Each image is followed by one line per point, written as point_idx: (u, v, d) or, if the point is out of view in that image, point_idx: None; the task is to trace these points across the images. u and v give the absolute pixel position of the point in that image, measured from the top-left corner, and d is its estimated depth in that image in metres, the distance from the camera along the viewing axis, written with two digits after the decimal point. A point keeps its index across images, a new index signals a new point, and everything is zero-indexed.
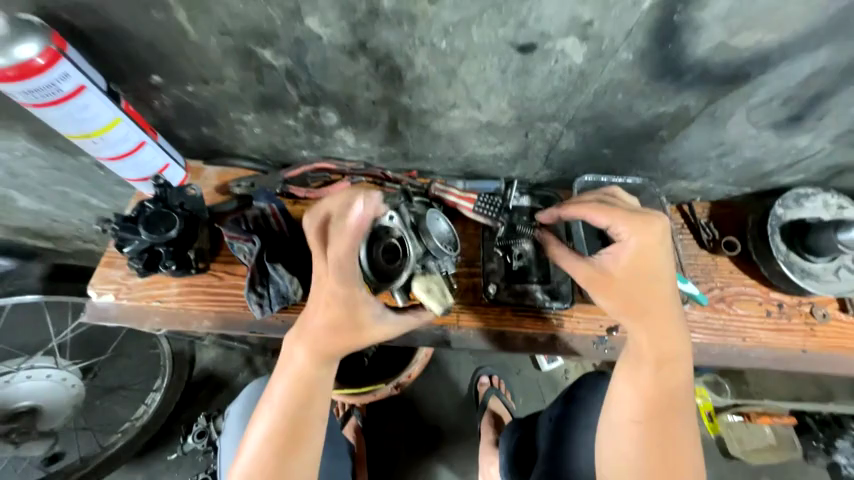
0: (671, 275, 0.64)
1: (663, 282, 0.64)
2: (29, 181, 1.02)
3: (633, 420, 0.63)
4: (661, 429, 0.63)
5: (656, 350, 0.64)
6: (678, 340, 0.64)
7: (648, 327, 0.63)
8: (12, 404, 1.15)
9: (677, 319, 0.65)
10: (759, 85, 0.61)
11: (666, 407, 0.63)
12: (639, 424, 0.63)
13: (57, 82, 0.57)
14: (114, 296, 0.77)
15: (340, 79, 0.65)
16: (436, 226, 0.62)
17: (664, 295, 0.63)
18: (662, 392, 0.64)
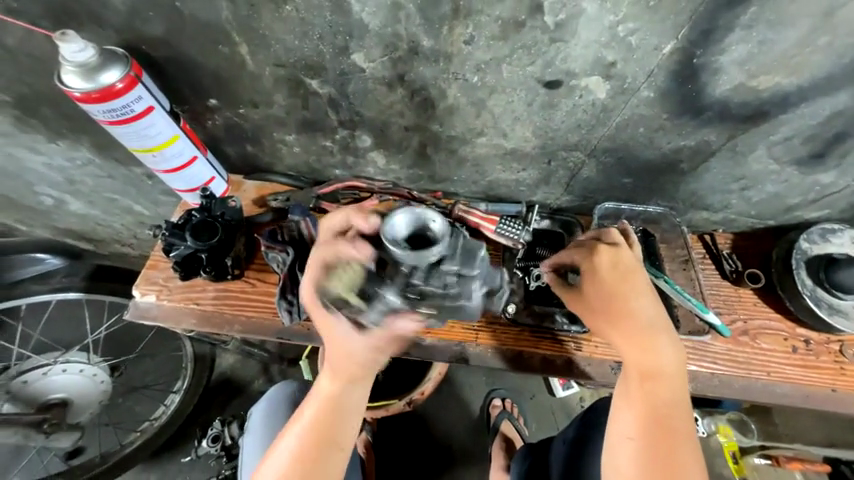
0: (646, 292, 0.65)
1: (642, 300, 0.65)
2: (83, 188, 1.12)
3: (627, 438, 0.62)
4: (657, 449, 0.60)
5: (642, 366, 0.64)
6: (664, 356, 0.63)
7: (629, 343, 0.64)
8: (46, 396, 1.22)
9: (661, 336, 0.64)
10: (779, 123, 0.64)
11: (662, 427, 0.61)
12: (633, 443, 0.62)
13: (131, 104, 0.65)
14: (156, 296, 0.82)
15: (377, 107, 0.71)
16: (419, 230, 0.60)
17: (640, 310, 0.64)
18: (655, 413, 0.62)
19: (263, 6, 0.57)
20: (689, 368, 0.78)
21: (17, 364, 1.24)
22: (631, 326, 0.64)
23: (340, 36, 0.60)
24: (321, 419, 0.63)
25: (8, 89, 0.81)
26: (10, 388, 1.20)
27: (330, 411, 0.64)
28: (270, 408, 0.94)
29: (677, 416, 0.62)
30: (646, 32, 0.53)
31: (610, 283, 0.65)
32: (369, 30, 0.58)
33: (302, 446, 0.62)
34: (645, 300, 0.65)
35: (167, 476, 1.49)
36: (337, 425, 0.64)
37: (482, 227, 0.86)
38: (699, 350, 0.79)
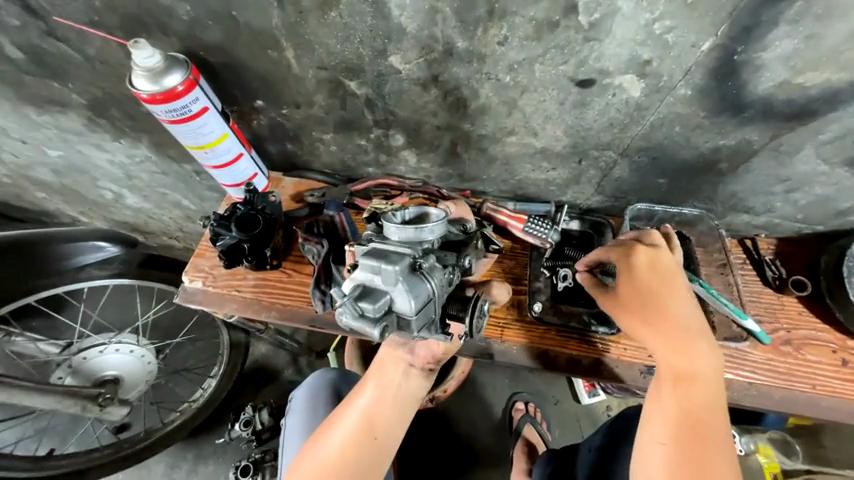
0: (683, 294, 0.65)
1: (679, 300, 0.65)
2: (140, 183, 1.22)
3: (661, 442, 0.59)
4: (692, 455, 0.58)
5: (674, 366, 0.62)
6: (702, 359, 0.62)
7: (666, 343, 0.62)
8: (101, 372, 1.34)
9: (695, 337, 0.63)
10: (828, 122, 0.61)
11: (698, 433, 0.59)
12: (666, 447, 0.59)
13: (189, 104, 0.72)
14: (203, 282, 0.89)
15: (411, 107, 0.74)
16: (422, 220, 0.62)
17: (676, 311, 0.64)
18: (690, 418, 0.60)
19: (310, 13, 0.62)
20: (725, 376, 0.75)
21: (78, 342, 1.36)
22: (668, 325, 0.63)
23: (379, 40, 0.63)
24: (371, 409, 0.68)
25: (83, 92, 0.90)
26: (71, 363, 1.32)
27: (382, 402, 0.68)
28: (310, 392, 0.99)
29: (713, 424, 0.60)
30: (684, 30, 0.53)
31: (648, 281, 0.65)
32: (407, 33, 0.61)
33: (352, 433, 0.66)
34: (683, 301, 0.65)
35: (202, 455, 1.58)
36: (385, 418, 0.68)
37: (510, 225, 0.86)
38: (737, 358, 0.77)
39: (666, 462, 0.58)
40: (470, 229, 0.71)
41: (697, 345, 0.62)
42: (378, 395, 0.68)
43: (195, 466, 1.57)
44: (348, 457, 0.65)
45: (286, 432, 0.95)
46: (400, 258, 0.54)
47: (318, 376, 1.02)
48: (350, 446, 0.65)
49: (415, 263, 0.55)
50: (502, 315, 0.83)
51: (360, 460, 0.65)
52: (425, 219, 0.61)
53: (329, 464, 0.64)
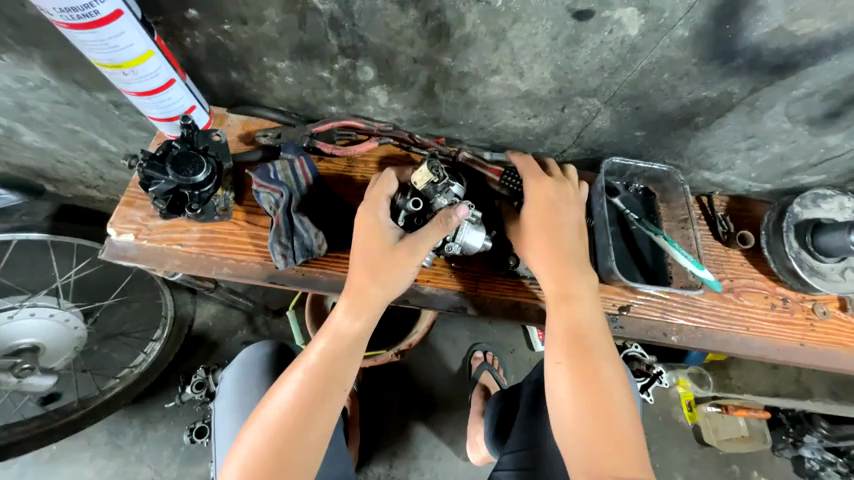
0: (570, 217, 0.73)
1: (556, 214, 0.72)
2: (39, 116, 0.99)
3: (556, 363, 0.66)
4: (589, 388, 0.63)
5: (556, 287, 0.70)
6: (578, 280, 0.70)
7: (560, 290, 0.69)
8: (14, 340, 1.15)
9: (576, 257, 0.71)
10: (805, 77, 0.62)
11: (582, 347, 0.66)
12: (563, 367, 0.65)
13: (94, 4, 0.54)
14: (134, 236, 0.76)
15: (385, 32, 0.63)
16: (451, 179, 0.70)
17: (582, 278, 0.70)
18: (573, 331, 0.67)
19: None
20: (676, 321, 0.82)
21: None
22: (563, 263, 0.70)
23: None
24: (323, 367, 0.65)
25: None
26: None
27: (337, 357, 0.66)
28: (241, 370, 0.88)
29: (605, 366, 0.65)
30: None
31: (539, 210, 0.72)
32: None
33: (304, 392, 0.63)
34: (559, 214, 0.72)
35: (151, 420, 1.49)
36: (339, 374, 0.65)
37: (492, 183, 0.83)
38: (687, 304, 0.83)
39: (569, 392, 0.64)
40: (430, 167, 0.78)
41: (563, 251, 0.71)
42: (330, 350, 0.66)
43: (143, 431, 1.48)
44: (298, 419, 0.61)
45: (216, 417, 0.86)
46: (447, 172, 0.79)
47: (250, 352, 0.90)
48: (299, 410, 0.62)
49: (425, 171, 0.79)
50: (476, 269, 0.81)
51: (313, 419, 0.62)
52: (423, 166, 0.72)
53: (277, 429, 0.60)
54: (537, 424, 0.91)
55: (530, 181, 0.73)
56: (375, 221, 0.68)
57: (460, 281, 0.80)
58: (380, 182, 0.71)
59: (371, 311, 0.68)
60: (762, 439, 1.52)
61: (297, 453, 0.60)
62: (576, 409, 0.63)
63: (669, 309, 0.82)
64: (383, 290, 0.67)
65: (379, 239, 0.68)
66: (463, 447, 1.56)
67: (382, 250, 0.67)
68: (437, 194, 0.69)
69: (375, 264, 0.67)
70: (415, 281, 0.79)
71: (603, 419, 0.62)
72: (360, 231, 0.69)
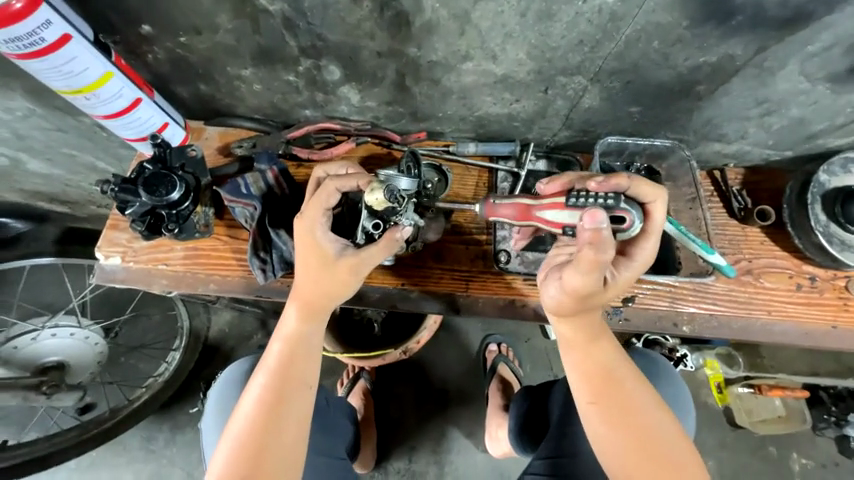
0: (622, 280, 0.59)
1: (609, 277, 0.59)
2: (36, 144, 1.01)
3: (587, 403, 0.63)
4: (629, 425, 0.61)
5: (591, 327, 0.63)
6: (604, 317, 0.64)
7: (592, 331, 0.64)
8: (40, 359, 1.22)
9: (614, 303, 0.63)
10: (821, 28, 0.54)
11: (616, 381, 0.63)
12: (595, 407, 0.62)
13: (39, 31, 0.53)
14: (121, 258, 0.76)
15: (343, 28, 0.59)
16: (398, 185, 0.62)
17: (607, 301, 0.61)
18: (609, 372, 0.63)
19: None
20: (688, 310, 0.75)
21: (5, 331, 1.22)
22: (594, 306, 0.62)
23: None
24: (281, 371, 0.63)
25: None
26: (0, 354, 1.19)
27: (293, 361, 0.64)
28: (225, 387, 0.88)
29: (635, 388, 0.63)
30: None
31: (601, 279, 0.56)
32: None
33: (264, 400, 0.62)
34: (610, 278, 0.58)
35: (178, 425, 1.55)
36: (299, 375, 0.64)
37: (590, 221, 0.52)
38: (700, 291, 0.76)
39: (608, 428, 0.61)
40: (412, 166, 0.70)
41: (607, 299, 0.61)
42: (288, 353, 0.64)
43: (172, 436, 1.54)
44: (264, 427, 0.61)
45: (206, 435, 0.86)
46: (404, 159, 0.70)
47: (232, 369, 0.90)
48: (262, 416, 0.61)
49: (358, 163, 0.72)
50: (466, 267, 0.77)
51: (277, 425, 0.61)
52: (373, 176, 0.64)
53: (244, 438, 0.60)
54: (573, 427, 0.87)
55: (652, 247, 0.58)
56: (317, 238, 0.63)
57: (449, 282, 0.77)
58: (326, 193, 0.63)
59: (323, 315, 0.66)
60: (800, 419, 1.42)
61: (268, 459, 0.60)
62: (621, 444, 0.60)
63: (679, 298, 0.76)
64: (328, 296, 0.64)
65: (326, 254, 0.63)
66: (481, 440, 1.54)
67: (330, 265, 0.63)
68: (398, 216, 0.63)
69: (322, 277, 0.63)
70: (402, 286, 0.76)
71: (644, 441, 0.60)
72: (308, 250, 0.63)
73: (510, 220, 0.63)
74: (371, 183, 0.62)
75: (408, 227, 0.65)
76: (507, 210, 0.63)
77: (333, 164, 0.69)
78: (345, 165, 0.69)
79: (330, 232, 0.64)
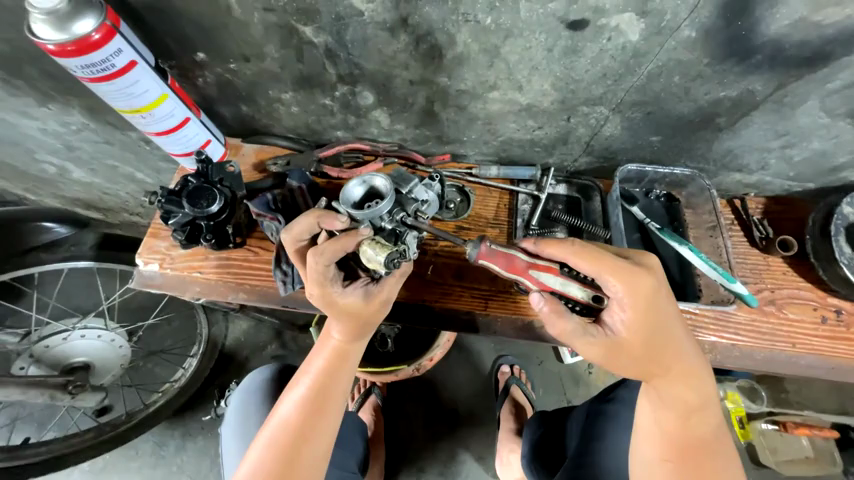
0: (676, 330, 0.59)
1: (656, 325, 0.57)
2: (83, 154, 1.09)
3: (660, 459, 0.65)
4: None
5: (685, 401, 0.63)
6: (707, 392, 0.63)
7: (655, 360, 0.59)
8: (69, 359, 1.27)
9: (703, 379, 0.62)
10: (839, 68, 0.56)
11: (694, 445, 0.64)
12: (670, 464, 0.64)
13: (111, 58, 0.59)
14: (159, 265, 0.81)
15: (379, 58, 0.64)
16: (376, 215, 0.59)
17: (658, 327, 0.57)
18: (689, 436, 0.64)
19: None
20: (709, 339, 0.75)
21: (39, 329, 1.28)
22: (648, 341, 0.57)
23: None
24: (322, 381, 0.65)
25: None
26: (33, 352, 1.24)
27: (334, 374, 0.65)
28: (247, 395, 0.90)
29: (691, 392, 0.62)
30: None
31: (653, 341, 0.57)
32: None
33: (302, 409, 0.64)
34: (669, 325, 0.58)
35: (190, 432, 1.57)
36: (336, 389, 0.66)
37: (537, 299, 0.58)
38: (721, 320, 0.76)
39: (659, 426, 0.65)
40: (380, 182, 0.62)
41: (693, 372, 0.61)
42: (329, 366, 0.65)
43: (183, 443, 1.56)
44: (300, 435, 0.63)
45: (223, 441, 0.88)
46: (358, 183, 0.63)
47: (252, 377, 0.93)
48: (298, 424, 0.63)
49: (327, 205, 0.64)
50: (486, 286, 0.79)
51: (310, 436, 0.63)
52: (357, 228, 0.60)
53: (276, 445, 0.62)
54: (592, 459, 0.87)
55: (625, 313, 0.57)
56: (338, 305, 0.61)
57: (469, 300, 0.78)
58: (318, 274, 0.59)
59: (366, 335, 0.66)
60: (829, 461, 1.35)
61: (300, 469, 0.62)
62: (670, 441, 0.64)
63: (700, 326, 0.75)
64: (369, 323, 0.64)
65: (353, 305, 0.61)
66: (492, 465, 1.51)
67: (361, 308, 0.62)
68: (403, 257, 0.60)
69: (362, 310, 0.62)
70: (421, 301, 0.78)
71: (686, 431, 0.64)
72: (329, 306, 0.62)
73: (501, 269, 0.62)
74: (364, 249, 0.58)
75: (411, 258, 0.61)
76: (499, 260, 0.61)
77: (302, 225, 0.61)
78: (316, 221, 0.61)
79: (347, 288, 0.62)
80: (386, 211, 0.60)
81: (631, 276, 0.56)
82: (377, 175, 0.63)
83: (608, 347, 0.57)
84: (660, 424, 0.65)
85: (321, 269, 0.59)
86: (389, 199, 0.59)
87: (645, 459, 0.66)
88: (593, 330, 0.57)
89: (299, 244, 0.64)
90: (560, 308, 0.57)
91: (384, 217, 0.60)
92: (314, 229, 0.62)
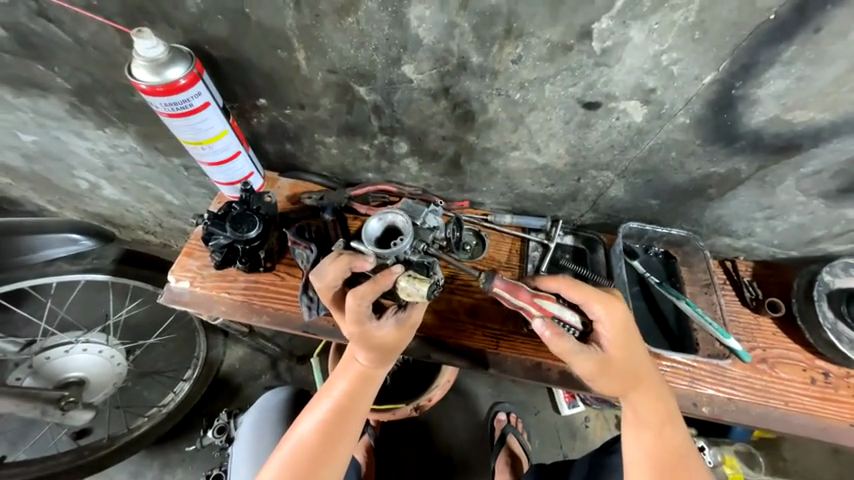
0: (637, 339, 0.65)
1: (630, 339, 0.64)
2: (121, 174, 1.15)
3: None
4: None
5: (657, 415, 0.66)
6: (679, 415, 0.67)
7: (632, 375, 0.65)
8: (64, 374, 1.25)
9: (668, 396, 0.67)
10: (809, 157, 0.66)
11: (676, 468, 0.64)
12: None
13: (191, 99, 0.69)
14: (190, 283, 0.86)
15: (419, 116, 0.74)
16: (401, 251, 0.65)
17: (634, 339, 0.65)
18: (668, 454, 0.65)
19: (326, 16, 0.60)
20: (706, 391, 0.79)
21: (41, 341, 1.27)
22: (630, 355, 0.64)
23: (394, 49, 0.63)
24: (344, 402, 0.70)
25: (70, 77, 0.84)
26: (32, 363, 1.22)
27: (356, 395, 0.71)
28: (261, 413, 1.02)
29: (659, 411, 0.66)
30: (689, 62, 0.56)
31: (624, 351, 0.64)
32: (423, 45, 0.61)
33: (322, 427, 0.68)
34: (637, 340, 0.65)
35: (170, 464, 1.50)
36: (356, 410, 0.70)
37: (539, 326, 0.62)
38: (717, 374, 0.80)
39: (643, 453, 0.65)
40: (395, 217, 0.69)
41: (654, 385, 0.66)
42: (352, 388, 0.71)
43: (161, 476, 1.49)
44: (318, 452, 0.67)
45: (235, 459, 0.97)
46: (376, 224, 0.69)
47: (268, 397, 1.05)
48: (318, 442, 0.68)
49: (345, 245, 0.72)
50: (498, 326, 0.84)
51: (327, 455, 0.67)
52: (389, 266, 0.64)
53: (294, 460, 0.66)
54: None
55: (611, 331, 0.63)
56: (372, 336, 0.66)
57: (481, 338, 0.83)
58: (357, 313, 0.63)
59: (389, 361, 0.71)
60: None
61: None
62: (653, 467, 0.65)
63: (697, 379, 0.80)
64: (394, 349, 0.69)
65: (383, 333, 0.66)
66: None
67: (387, 336, 0.66)
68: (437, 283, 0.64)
69: (389, 338, 0.67)
70: (435, 336, 0.83)
71: (663, 456, 0.65)
72: (366, 338, 0.66)
73: (512, 300, 0.64)
74: (401, 284, 0.62)
75: (443, 281, 0.67)
76: (509, 290, 0.64)
77: (331, 272, 0.65)
78: (346, 266, 0.64)
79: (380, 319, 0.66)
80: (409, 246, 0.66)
81: (608, 301, 0.64)
82: (393, 213, 0.69)
83: (601, 365, 0.63)
84: (642, 447, 0.65)
85: (359, 307, 0.62)
86: (408, 233, 0.67)
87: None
88: (587, 347, 0.63)
89: (332, 291, 0.67)
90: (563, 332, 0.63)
91: (408, 251, 0.66)
92: (344, 274, 0.65)
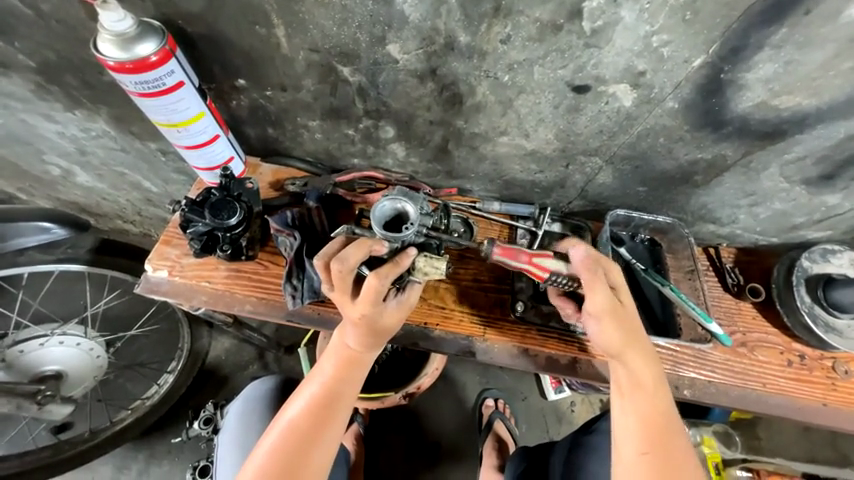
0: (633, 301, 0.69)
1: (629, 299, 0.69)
2: (94, 160, 1.09)
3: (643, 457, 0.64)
4: None
5: (648, 388, 0.66)
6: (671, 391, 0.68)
7: (635, 342, 0.65)
8: (41, 367, 1.20)
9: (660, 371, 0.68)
10: (793, 143, 0.67)
11: (668, 439, 0.65)
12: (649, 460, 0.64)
13: (163, 77, 0.65)
14: (168, 272, 0.83)
15: (406, 99, 0.72)
16: (412, 233, 0.64)
17: (632, 304, 0.67)
18: (663, 428, 0.65)
19: None
20: (689, 375, 0.81)
21: (14, 334, 1.21)
22: (633, 320, 0.66)
23: (379, 26, 0.60)
24: (331, 385, 0.69)
25: (32, 54, 0.79)
26: (4, 357, 1.17)
27: (345, 378, 0.70)
28: (246, 402, 1.00)
29: (653, 382, 0.67)
30: (679, 44, 0.55)
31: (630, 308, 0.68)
32: (409, 22, 0.59)
33: (309, 409, 0.68)
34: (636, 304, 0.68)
35: (155, 455, 1.48)
36: (344, 393, 0.69)
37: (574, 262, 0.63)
38: (699, 358, 0.82)
39: (639, 422, 0.65)
40: (400, 199, 0.65)
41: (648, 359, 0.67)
42: (339, 369, 0.70)
43: (147, 467, 1.47)
44: (305, 435, 0.66)
45: (220, 450, 0.95)
46: (383, 209, 0.65)
47: (255, 386, 1.03)
48: (305, 425, 0.67)
49: (350, 232, 0.66)
50: (485, 313, 0.84)
51: (316, 439, 0.67)
52: (403, 249, 0.63)
53: (282, 444, 0.66)
54: None
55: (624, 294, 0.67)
56: (372, 316, 0.65)
57: (469, 326, 0.82)
58: (376, 295, 0.62)
59: (378, 343, 0.70)
60: None
61: (304, 467, 0.65)
62: (643, 434, 0.65)
63: (680, 363, 0.81)
64: (384, 329, 0.68)
65: (375, 312, 0.65)
66: None
67: (379, 315, 0.65)
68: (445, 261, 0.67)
69: (380, 316, 0.66)
70: (423, 325, 0.82)
71: (653, 422, 0.65)
72: (366, 317, 0.65)
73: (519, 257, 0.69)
74: (420, 263, 0.64)
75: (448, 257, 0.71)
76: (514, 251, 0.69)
77: (352, 255, 0.60)
78: (367, 250, 0.61)
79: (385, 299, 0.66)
80: (417, 229, 0.65)
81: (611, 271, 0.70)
82: (404, 200, 0.65)
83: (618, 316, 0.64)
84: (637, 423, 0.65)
85: (384, 288, 0.61)
86: (417, 215, 0.65)
87: (628, 462, 0.65)
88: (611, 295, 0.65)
89: (348, 277, 0.61)
90: (596, 270, 0.63)
91: (416, 234, 0.65)
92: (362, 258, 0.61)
